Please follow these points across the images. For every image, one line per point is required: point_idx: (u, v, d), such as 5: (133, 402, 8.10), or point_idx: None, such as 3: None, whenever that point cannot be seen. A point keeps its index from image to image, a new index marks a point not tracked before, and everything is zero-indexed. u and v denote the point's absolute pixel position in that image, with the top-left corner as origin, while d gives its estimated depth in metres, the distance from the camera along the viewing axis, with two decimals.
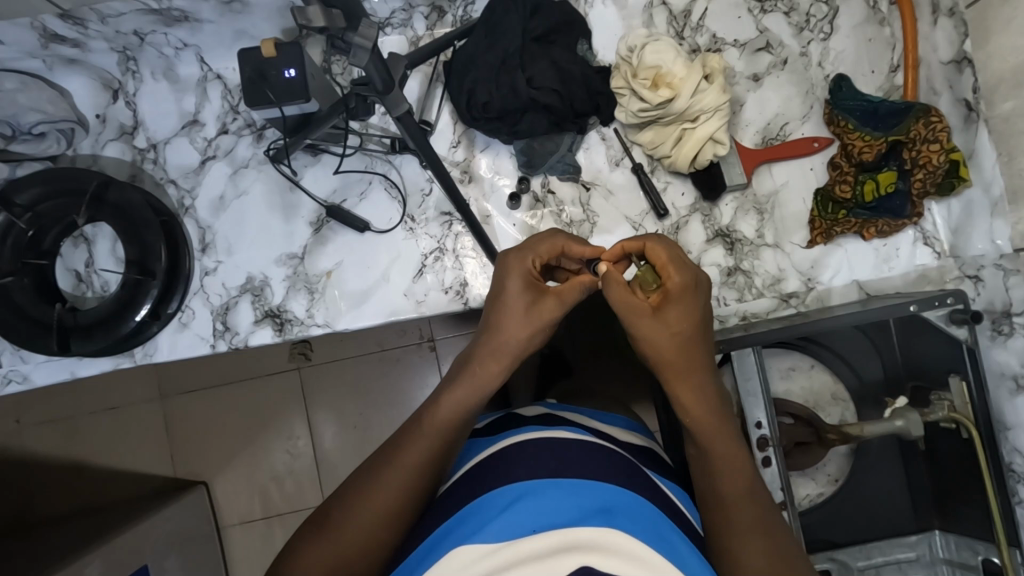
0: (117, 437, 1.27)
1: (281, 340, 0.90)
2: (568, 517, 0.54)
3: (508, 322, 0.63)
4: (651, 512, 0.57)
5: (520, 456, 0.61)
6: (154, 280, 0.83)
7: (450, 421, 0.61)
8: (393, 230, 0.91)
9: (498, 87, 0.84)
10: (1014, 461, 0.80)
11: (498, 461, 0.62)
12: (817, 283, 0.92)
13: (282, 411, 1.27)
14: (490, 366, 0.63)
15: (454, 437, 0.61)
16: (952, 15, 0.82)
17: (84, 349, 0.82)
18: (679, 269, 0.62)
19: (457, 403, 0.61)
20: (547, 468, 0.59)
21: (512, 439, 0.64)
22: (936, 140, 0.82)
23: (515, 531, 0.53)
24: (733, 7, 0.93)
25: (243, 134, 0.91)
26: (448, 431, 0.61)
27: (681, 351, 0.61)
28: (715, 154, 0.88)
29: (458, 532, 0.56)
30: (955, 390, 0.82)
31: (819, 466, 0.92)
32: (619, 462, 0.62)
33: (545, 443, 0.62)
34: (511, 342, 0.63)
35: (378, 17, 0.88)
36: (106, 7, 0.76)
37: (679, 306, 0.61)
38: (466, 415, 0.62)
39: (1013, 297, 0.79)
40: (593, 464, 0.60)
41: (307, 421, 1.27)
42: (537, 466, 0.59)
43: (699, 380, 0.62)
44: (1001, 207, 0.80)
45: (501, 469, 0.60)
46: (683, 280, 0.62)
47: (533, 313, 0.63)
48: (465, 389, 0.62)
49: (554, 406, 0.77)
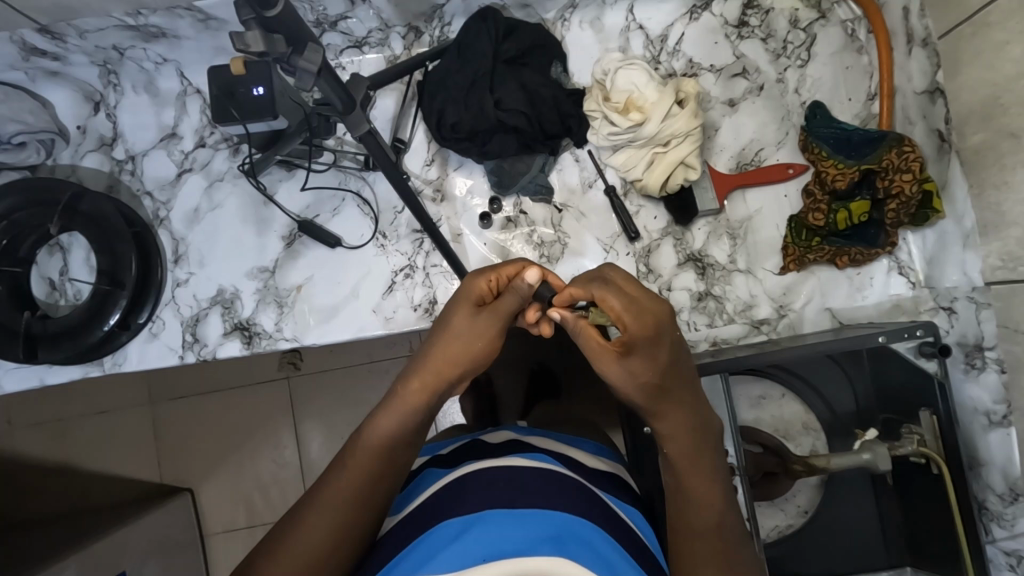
0: (96, 444, 1.27)
1: (250, 353, 0.91)
2: (518, 545, 0.52)
3: (444, 348, 0.64)
4: (606, 544, 0.55)
5: (473, 485, 0.59)
6: (123, 292, 0.85)
7: (384, 447, 0.59)
8: (364, 245, 0.92)
9: (468, 109, 0.84)
10: (986, 499, 0.80)
11: (455, 490, 0.59)
12: (790, 310, 0.92)
13: (265, 421, 1.27)
14: (418, 390, 0.62)
15: (402, 458, 0.60)
16: (926, 45, 0.81)
17: (51, 356, 0.84)
18: (637, 316, 0.56)
19: (391, 423, 0.60)
20: (500, 497, 0.57)
21: (470, 465, 0.63)
22: (908, 170, 0.80)
23: (463, 561, 0.51)
24: (709, 33, 0.93)
25: (220, 148, 0.92)
26: (400, 449, 0.60)
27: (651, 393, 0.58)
28: (686, 179, 0.88)
29: (406, 565, 0.53)
30: (926, 424, 0.81)
31: (788, 496, 0.90)
32: (576, 489, 0.60)
33: (499, 471, 0.60)
34: (445, 367, 0.63)
35: (354, 36, 0.89)
36: (85, 23, 0.78)
37: (640, 356, 0.56)
38: (401, 439, 0.60)
39: (984, 330, 0.79)
40: (546, 492, 0.58)
41: (293, 431, 1.27)
42: (491, 494, 0.57)
43: (683, 415, 0.59)
44: (972, 239, 0.79)
45: (453, 499, 0.58)
46: (642, 330, 0.56)
47: (460, 328, 0.64)
48: (394, 413, 0.60)
49: (521, 430, 0.75)
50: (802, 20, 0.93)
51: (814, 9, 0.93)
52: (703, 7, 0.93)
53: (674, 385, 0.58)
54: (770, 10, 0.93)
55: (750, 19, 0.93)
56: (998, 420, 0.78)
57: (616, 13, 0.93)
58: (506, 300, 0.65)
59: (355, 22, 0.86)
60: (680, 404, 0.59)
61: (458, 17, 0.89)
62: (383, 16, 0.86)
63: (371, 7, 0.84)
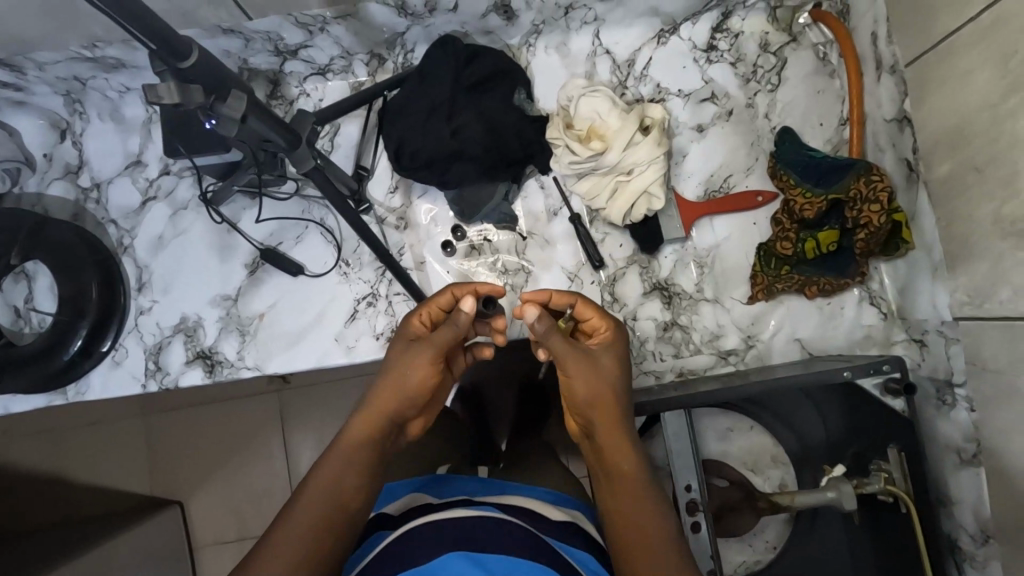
0: (87, 454, 1.27)
1: (211, 381, 0.90)
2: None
3: (394, 376, 0.62)
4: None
5: (423, 533, 0.58)
6: (84, 320, 0.85)
7: (350, 476, 0.58)
8: (327, 273, 0.91)
9: (426, 136, 0.83)
10: (959, 539, 0.78)
11: (396, 548, 0.58)
12: (758, 340, 0.90)
13: (256, 433, 1.26)
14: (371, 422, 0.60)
15: (355, 504, 0.57)
16: (893, 72, 0.79)
17: (11, 384, 0.84)
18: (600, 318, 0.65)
19: (341, 467, 0.58)
20: (439, 548, 0.56)
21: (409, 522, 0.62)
22: (876, 201, 0.78)
23: None
24: (677, 57, 0.92)
25: (184, 175, 0.92)
26: (353, 495, 0.57)
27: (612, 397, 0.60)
28: (650, 208, 0.86)
29: None
30: (894, 462, 0.78)
31: (755, 531, 0.89)
32: (522, 536, 0.59)
33: (451, 517, 0.60)
34: (397, 395, 0.61)
35: (317, 64, 0.89)
36: (42, 55, 0.78)
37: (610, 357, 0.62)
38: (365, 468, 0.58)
39: (954, 366, 0.76)
40: (496, 536, 0.58)
41: (283, 444, 1.25)
42: (439, 540, 0.57)
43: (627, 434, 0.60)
44: (941, 271, 0.76)
45: (402, 549, 0.57)
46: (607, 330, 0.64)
47: (408, 367, 0.61)
48: (351, 444, 0.59)
49: (474, 483, 0.74)
50: (773, 44, 0.91)
51: (784, 32, 0.91)
52: (671, 31, 0.92)
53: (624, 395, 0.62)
54: (740, 34, 0.92)
55: (719, 43, 0.92)
56: (969, 458, 0.76)
57: (582, 38, 0.91)
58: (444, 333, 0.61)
59: (316, 51, 0.86)
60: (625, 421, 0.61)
61: (420, 44, 0.88)
62: (343, 44, 0.86)
63: (330, 36, 0.83)
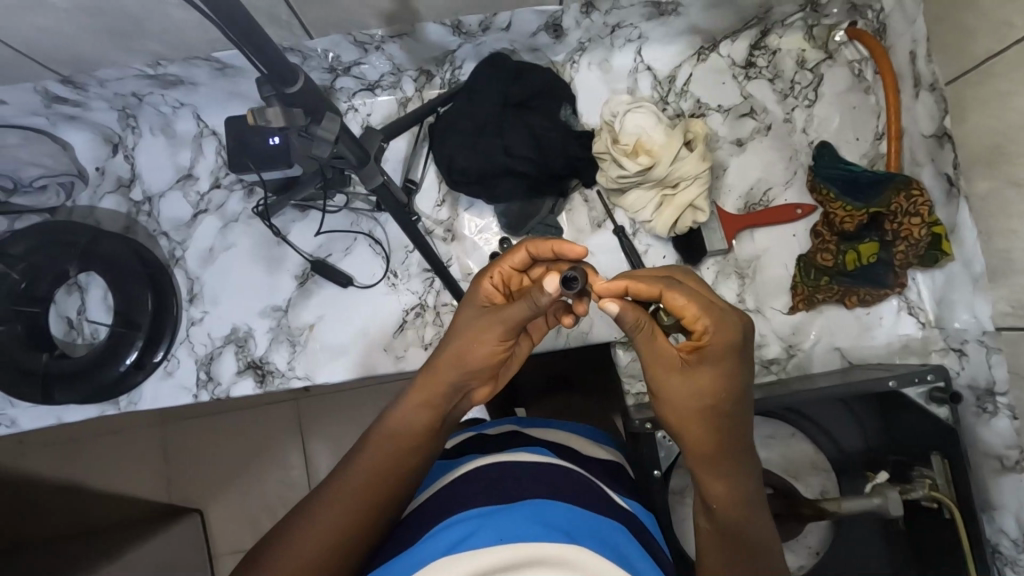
0: (103, 463, 1.19)
1: (262, 391, 0.92)
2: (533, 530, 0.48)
3: (455, 347, 0.58)
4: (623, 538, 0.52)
5: (479, 479, 0.56)
6: (138, 333, 0.87)
7: (397, 449, 0.55)
8: (375, 284, 0.93)
9: (477, 153, 0.84)
10: (1000, 543, 0.80)
11: (450, 493, 0.56)
12: (799, 349, 0.92)
13: (274, 437, 1.20)
14: (429, 395, 0.57)
15: (411, 464, 0.55)
16: (933, 90, 0.82)
17: (68, 397, 0.85)
18: (714, 318, 0.53)
19: (402, 426, 0.56)
20: (499, 494, 0.53)
21: (464, 466, 0.59)
22: (916, 213, 0.80)
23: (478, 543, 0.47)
24: (716, 74, 0.94)
25: (234, 189, 0.94)
26: (410, 456, 0.55)
27: (710, 417, 0.54)
28: (695, 221, 0.89)
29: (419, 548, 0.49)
30: (937, 468, 0.80)
31: (799, 537, 0.89)
32: (582, 485, 0.57)
33: (509, 464, 0.57)
34: (455, 367, 0.58)
35: (366, 80, 0.91)
36: (104, 73, 0.80)
37: (718, 369, 0.53)
38: (413, 444, 0.56)
39: (995, 375, 0.79)
40: (558, 485, 0.55)
41: (302, 450, 1.19)
42: (499, 487, 0.54)
43: (728, 459, 0.54)
44: (981, 283, 0.79)
45: (457, 495, 0.54)
46: (718, 336, 0.53)
47: (476, 330, 0.58)
48: (403, 414, 0.57)
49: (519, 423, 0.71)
50: (810, 61, 0.94)
51: (821, 49, 0.94)
52: (710, 48, 0.94)
53: (730, 412, 0.54)
54: (778, 51, 0.94)
55: (757, 60, 0.94)
56: (1010, 465, 0.78)
57: (624, 55, 0.93)
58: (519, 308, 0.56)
59: (368, 68, 0.88)
60: (726, 445, 0.54)
61: (469, 61, 0.90)
62: (395, 61, 0.88)
63: (383, 53, 0.85)
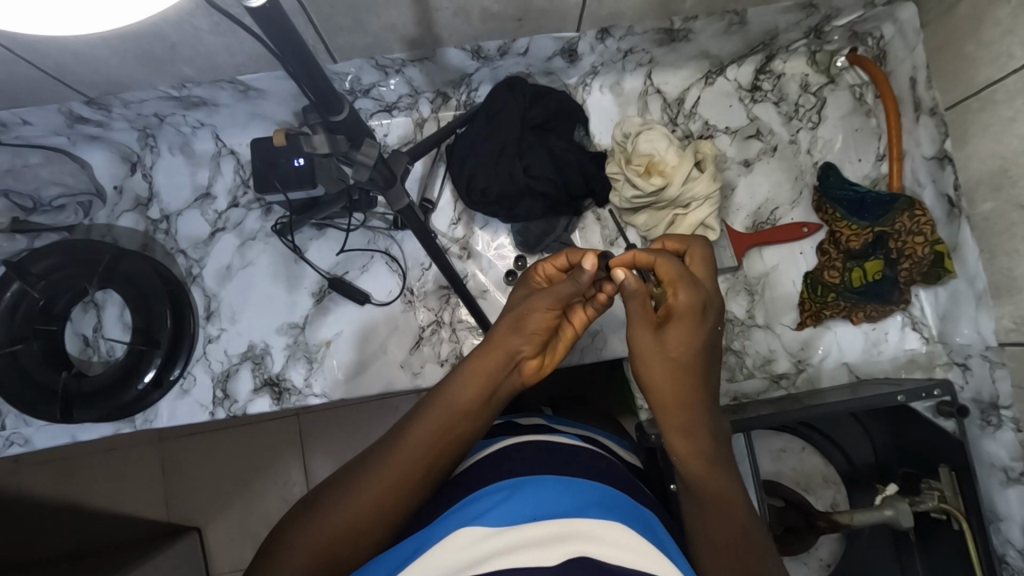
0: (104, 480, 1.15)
1: (279, 409, 0.92)
2: (567, 508, 0.52)
3: (501, 323, 0.65)
4: (650, 518, 0.57)
5: (515, 458, 0.59)
6: (158, 351, 0.87)
7: (448, 418, 0.60)
8: (392, 301, 0.94)
9: (497, 174, 0.87)
10: (1007, 553, 0.82)
11: (488, 469, 0.59)
12: (808, 364, 0.94)
13: (273, 455, 1.18)
14: (480, 363, 0.62)
15: (461, 428, 0.60)
16: (933, 114, 0.85)
17: (86, 415, 0.85)
18: (689, 286, 0.62)
19: (459, 388, 0.61)
20: (538, 471, 0.57)
21: (500, 444, 0.63)
22: (919, 233, 0.85)
23: (516, 517, 0.51)
24: (724, 96, 0.97)
25: (252, 207, 0.95)
26: (462, 419, 0.60)
27: (675, 374, 0.61)
28: (706, 239, 0.92)
29: (462, 514, 0.53)
30: (946, 480, 0.80)
31: (811, 549, 0.92)
32: (612, 471, 0.61)
33: (545, 447, 0.61)
34: (503, 340, 0.63)
35: (385, 102, 0.93)
36: (129, 95, 0.82)
37: (680, 327, 0.61)
38: (463, 414, 0.60)
39: (999, 389, 0.81)
40: (591, 469, 0.59)
41: (302, 466, 1.18)
42: (535, 465, 0.58)
43: (693, 416, 0.60)
44: (984, 300, 0.81)
45: (495, 471, 0.58)
46: (691, 300, 0.61)
47: (527, 306, 0.64)
48: (457, 383, 0.62)
49: (552, 418, 0.75)
50: (812, 85, 0.97)
51: (823, 74, 0.97)
52: (718, 72, 0.96)
53: (697, 373, 0.61)
54: (783, 75, 0.97)
55: (763, 83, 0.97)
56: (1016, 477, 0.80)
57: (635, 78, 0.96)
58: (564, 284, 0.63)
59: (387, 90, 0.90)
60: (693, 404, 0.61)
61: (485, 83, 0.92)
62: (414, 83, 0.90)
63: (403, 76, 0.88)
